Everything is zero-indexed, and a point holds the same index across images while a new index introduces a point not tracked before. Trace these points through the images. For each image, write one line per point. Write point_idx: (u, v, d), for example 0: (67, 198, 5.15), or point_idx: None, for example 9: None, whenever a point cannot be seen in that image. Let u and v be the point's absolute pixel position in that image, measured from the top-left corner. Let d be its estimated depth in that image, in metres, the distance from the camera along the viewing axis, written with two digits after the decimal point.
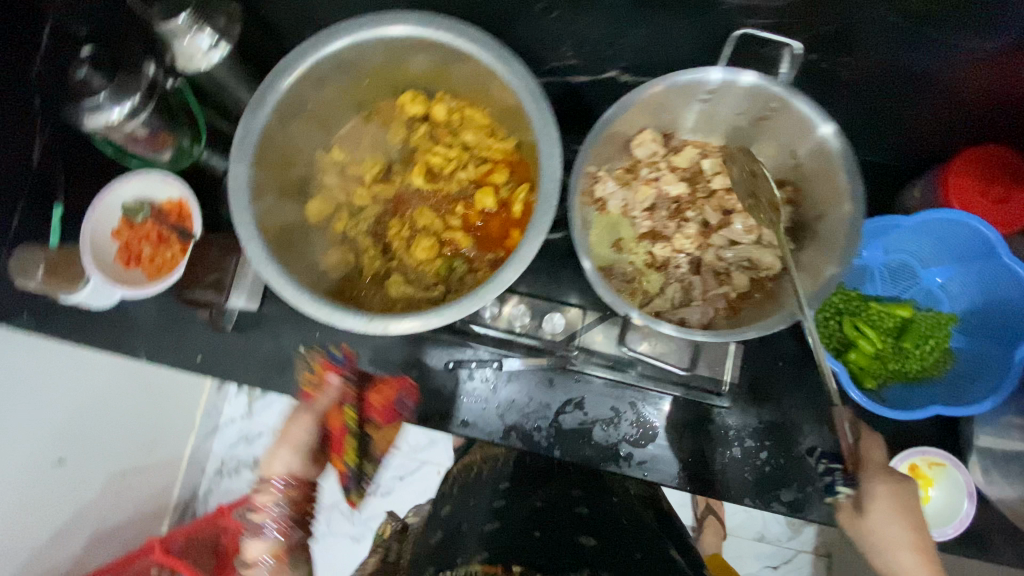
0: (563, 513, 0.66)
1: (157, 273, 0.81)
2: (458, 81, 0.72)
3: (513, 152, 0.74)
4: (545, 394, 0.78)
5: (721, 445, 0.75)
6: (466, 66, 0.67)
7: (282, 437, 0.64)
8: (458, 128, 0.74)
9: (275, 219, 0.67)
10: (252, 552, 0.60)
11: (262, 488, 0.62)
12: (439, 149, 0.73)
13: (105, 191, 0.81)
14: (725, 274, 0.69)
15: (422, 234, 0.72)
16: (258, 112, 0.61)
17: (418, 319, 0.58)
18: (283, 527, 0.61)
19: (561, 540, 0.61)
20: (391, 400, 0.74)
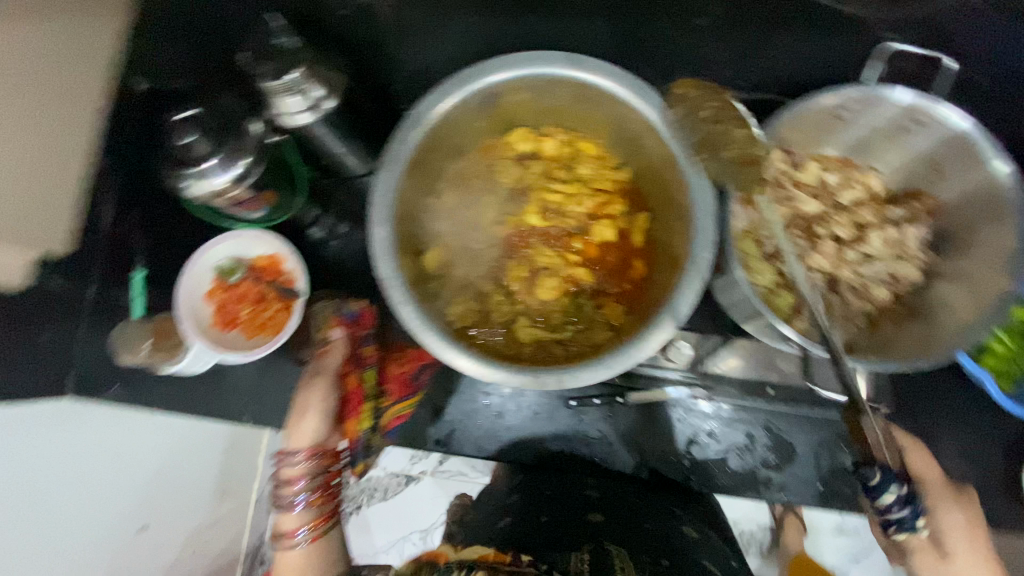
0: (566, 523, 0.79)
1: (258, 333, 0.78)
2: (572, 114, 0.70)
3: (628, 181, 0.72)
4: (674, 424, 0.77)
5: (858, 459, 0.74)
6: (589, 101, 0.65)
7: (308, 403, 0.68)
8: (569, 161, 0.72)
9: (407, 272, 0.64)
10: (288, 525, 0.67)
11: (289, 456, 0.67)
12: (554, 185, 0.71)
13: (198, 253, 0.77)
14: (863, 290, 0.68)
15: (545, 274, 0.70)
16: (393, 167, 0.59)
17: (588, 371, 0.56)
18: (314, 495, 0.67)
19: (561, 547, 0.76)
20: (409, 372, 0.78)
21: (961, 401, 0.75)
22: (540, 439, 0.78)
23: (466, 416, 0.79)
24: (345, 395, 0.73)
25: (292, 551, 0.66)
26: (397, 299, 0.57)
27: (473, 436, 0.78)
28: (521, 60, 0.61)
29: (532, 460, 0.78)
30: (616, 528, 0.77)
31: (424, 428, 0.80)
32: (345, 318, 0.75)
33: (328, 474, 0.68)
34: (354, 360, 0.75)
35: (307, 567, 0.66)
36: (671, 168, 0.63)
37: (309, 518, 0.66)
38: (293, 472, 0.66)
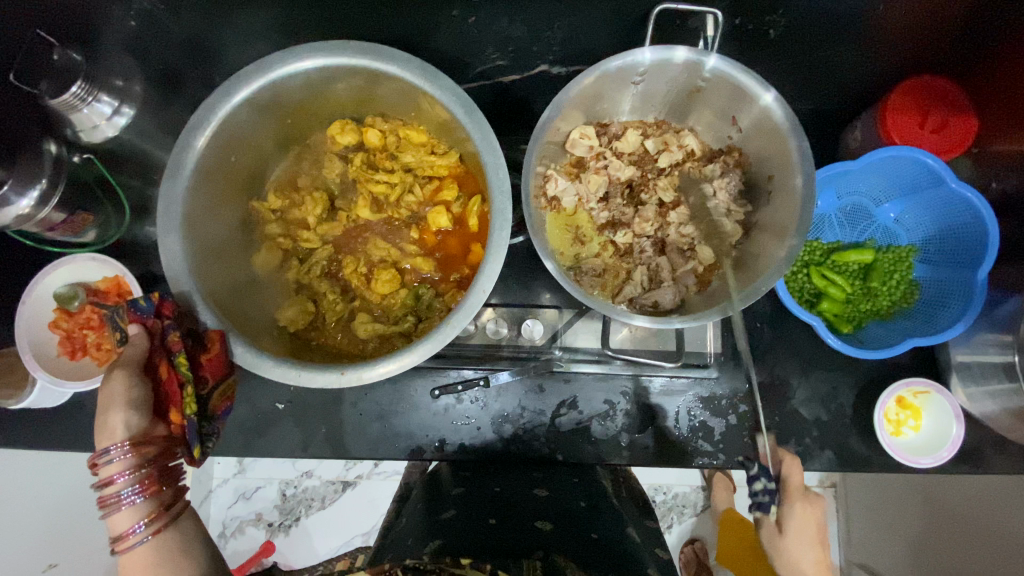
0: (519, 495, 0.74)
1: (109, 358, 0.76)
2: (387, 102, 0.69)
3: (456, 165, 0.71)
4: (537, 400, 0.77)
5: (717, 414, 0.76)
6: (391, 88, 0.64)
7: (106, 401, 0.51)
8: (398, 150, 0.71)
9: (223, 280, 0.63)
10: (119, 527, 0.50)
11: (100, 459, 0.50)
12: (380, 176, 0.70)
13: (34, 282, 0.75)
14: (690, 249, 0.69)
15: (380, 267, 0.70)
16: (178, 175, 0.58)
17: (393, 361, 0.57)
18: (145, 488, 0.50)
19: (519, 529, 0.70)
20: (222, 352, 0.57)
21: (812, 347, 0.77)
22: (407, 430, 0.78)
23: (332, 416, 0.78)
24: (158, 394, 0.55)
25: (133, 554, 0.50)
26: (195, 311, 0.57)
27: (340, 435, 0.78)
28: (304, 53, 0.60)
29: (401, 453, 0.78)
30: (569, 547, 0.67)
31: (293, 434, 0.79)
32: (136, 309, 0.56)
33: (160, 452, 0.52)
34: (157, 347, 0.55)
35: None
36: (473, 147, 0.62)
37: (145, 511, 0.51)
38: (113, 468, 0.50)
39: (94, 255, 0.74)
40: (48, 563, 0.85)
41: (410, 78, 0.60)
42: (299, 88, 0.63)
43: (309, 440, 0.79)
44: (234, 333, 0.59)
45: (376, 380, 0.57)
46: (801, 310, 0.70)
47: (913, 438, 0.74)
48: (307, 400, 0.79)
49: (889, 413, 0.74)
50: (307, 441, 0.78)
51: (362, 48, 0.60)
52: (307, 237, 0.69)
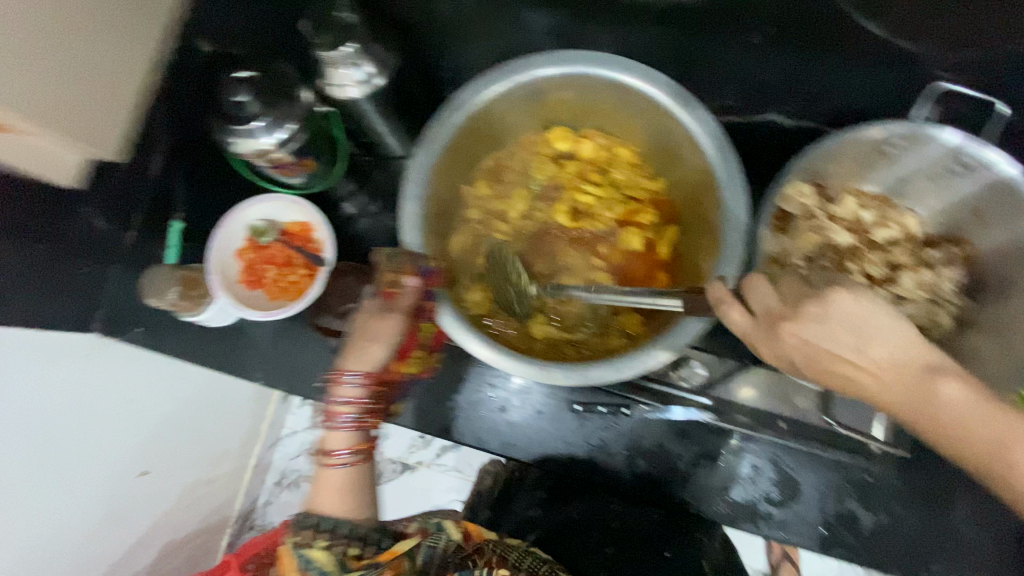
0: (596, 513, 0.79)
1: (281, 295, 0.80)
2: (614, 119, 0.70)
3: (663, 193, 0.71)
4: (679, 444, 0.75)
5: (866, 508, 0.72)
6: (632, 109, 0.65)
7: (376, 331, 0.59)
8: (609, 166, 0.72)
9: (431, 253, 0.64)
10: (331, 440, 0.59)
11: (344, 378, 0.58)
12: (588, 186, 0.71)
13: (235, 210, 0.80)
14: None
15: (567, 274, 0.70)
16: (432, 148, 0.60)
17: (610, 367, 0.56)
18: (363, 422, 0.59)
19: (590, 545, 0.78)
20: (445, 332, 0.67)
21: None
22: (539, 439, 0.77)
23: (470, 405, 0.79)
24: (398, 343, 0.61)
25: (330, 469, 0.59)
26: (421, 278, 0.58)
27: (473, 427, 0.78)
28: (569, 58, 0.61)
29: (528, 460, 0.77)
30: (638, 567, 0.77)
31: (428, 412, 0.80)
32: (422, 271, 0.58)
33: (383, 400, 0.60)
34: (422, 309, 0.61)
35: (342, 494, 0.59)
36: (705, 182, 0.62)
37: (353, 441, 0.59)
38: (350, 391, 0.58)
39: (298, 199, 0.80)
40: (143, 469, 0.89)
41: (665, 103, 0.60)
42: (548, 91, 0.64)
43: (442, 421, 0.79)
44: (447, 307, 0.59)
45: (594, 380, 0.56)
46: None
47: None
48: (449, 382, 0.79)
49: None
50: (440, 423, 0.78)
51: (623, 64, 0.60)
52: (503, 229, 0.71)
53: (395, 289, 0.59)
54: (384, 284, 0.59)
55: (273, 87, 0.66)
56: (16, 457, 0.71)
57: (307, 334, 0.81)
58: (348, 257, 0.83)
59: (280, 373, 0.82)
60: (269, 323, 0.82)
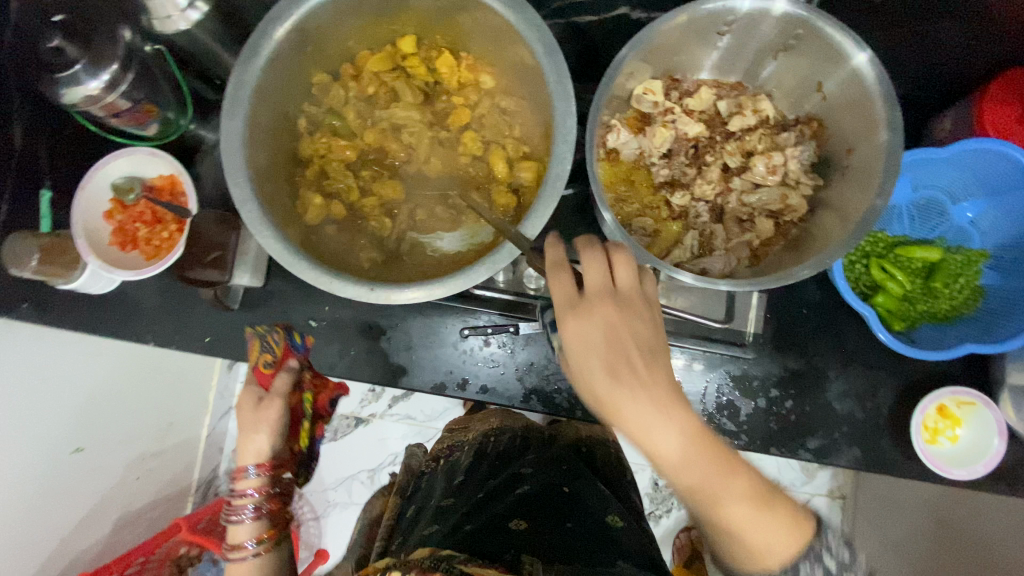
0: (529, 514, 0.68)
1: (157, 253, 0.78)
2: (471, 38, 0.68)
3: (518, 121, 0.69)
4: (563, 356, 0.77)
5: (747, 397, 0.74)
6: (478, 19, 0.63)
7: (262, 419, 0.66)
8: (473, 94, 0.70)
9: (268, 158, 0.62)
10: (240, 536, 0.64)
11: (241, 471, 0.65)
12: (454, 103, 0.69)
13: (94, 169, 0.77)
14: (748, 221, 0.66)
15: (411, 206, 0.69)
16: (252, 63, 0.58)
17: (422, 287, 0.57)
18: (266, 505, 0.65)
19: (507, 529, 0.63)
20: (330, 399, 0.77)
21: (858, 342, 0.74)
22: (433, 367, 0.80)
23: (364, 338, 0.80)
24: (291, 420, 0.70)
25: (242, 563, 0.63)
26: (240, 194, 0.57)
27: (368, 361, 0.80)
28: None
29: (425, 387, 0.80)
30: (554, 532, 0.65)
31: (323, 352, 0.81)
32: (294, 344, 0.71)
33: (284, 482, 0.67)
34: (297, 385, 0.70)
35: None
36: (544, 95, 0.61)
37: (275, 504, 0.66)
38: (249, 481, 0.65)
39: (156, 149, 0.76)
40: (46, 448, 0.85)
41: (500, 8, 0.59)
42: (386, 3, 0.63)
43: (336, 360, 0.80)
44: (273, 218, 0.59)
45: (405, 303, 0.57)
46: (858, 302, 0.67)
47: (949, 449, 0.72)
48: (342, 319, 0.81)
49: (928, 418, 0.72)
50: (334, 361, 0.80)
51: None
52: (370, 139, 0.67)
53: (269, 368, 0.68)
54: (259, 362, 0.67)
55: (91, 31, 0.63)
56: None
57: (191, 289, 0.81)
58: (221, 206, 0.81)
59: (171, 334, 0.81)
60: (150, 283, 0.81)
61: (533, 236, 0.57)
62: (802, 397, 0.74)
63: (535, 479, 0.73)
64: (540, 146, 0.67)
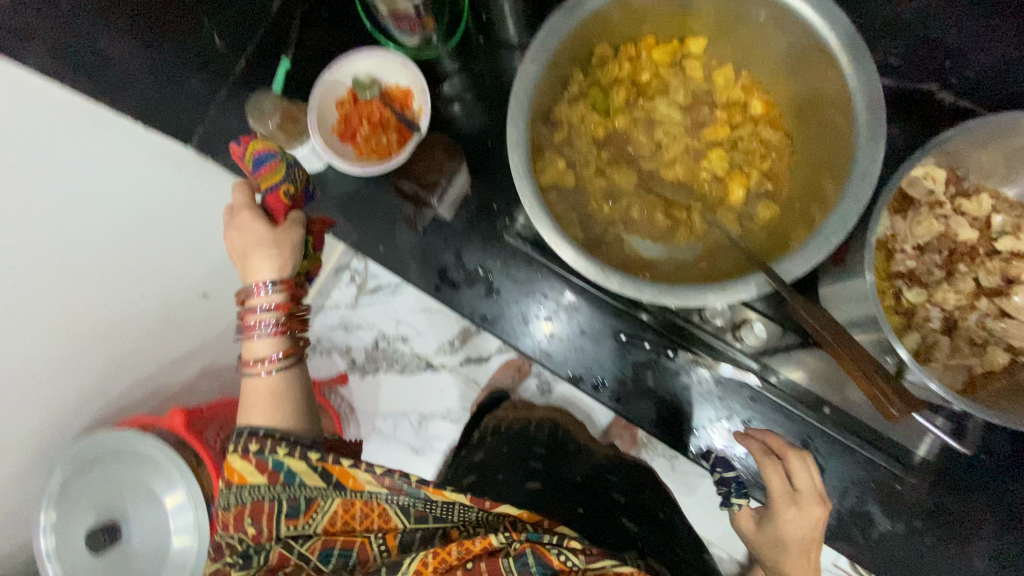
0: (615, 522, 0.83)
1: (369, 154, 0.81)
2: (766, 57, 0.64)
3: (775, 156, 0.66)
4: (712, 400, 0.75)
5: (884, 513, 0.71)
6: (793, 46, 0.59)
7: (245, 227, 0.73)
8: (739, 113, 0.67)
9: (538, 111, 0.62)
10: (254, 354, 0.75)
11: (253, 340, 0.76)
12: (718, 116, 0.67)
13: (346, 58, 0.80)
14: (981, 346, 0.62)
15: (636, 199, 0.68)
16: (566, 21, 0.59)
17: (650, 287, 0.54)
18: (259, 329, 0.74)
19: (610, 518, 0.84)
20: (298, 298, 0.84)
21: None
22: (576, 358, 0.79)
23: (522, 304, 0.81)
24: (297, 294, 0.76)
25: (254, 381, 0.75)
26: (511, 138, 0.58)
27: (518, 328, 0.81)
28: None
29: (560, 373, 0.80)
30: (653, 544, 0.82)
31: (479, 302, 0.82)
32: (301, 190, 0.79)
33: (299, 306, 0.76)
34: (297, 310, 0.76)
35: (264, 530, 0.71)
36: (836, 146, 0.57)
37: (259, 506, 0.70)
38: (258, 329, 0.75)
39: (408, 60, 0.79)
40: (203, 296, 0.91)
41: (832, 43, 0.55)
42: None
43: (488, 313, 0.82)
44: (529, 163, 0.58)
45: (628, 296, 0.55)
46: None
47: None
48: (508, 279, 0.81)
49: None
50: (488, 314, 0.82)
51: None
52: (627, 126, 0.68)
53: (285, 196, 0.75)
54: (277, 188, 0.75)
55: None
56: (85, 232, 0.76)
57: (384, 199, 0.83)
58: (438, 131, 0.83)
59: (349, 231, 0.84)
60: (350, 178, 0.84)
61: (789, 279, 0.52)
62: (942, 540, 0.70)
63: (633, 507, 0.87)
64: (791, 190, 0.64)
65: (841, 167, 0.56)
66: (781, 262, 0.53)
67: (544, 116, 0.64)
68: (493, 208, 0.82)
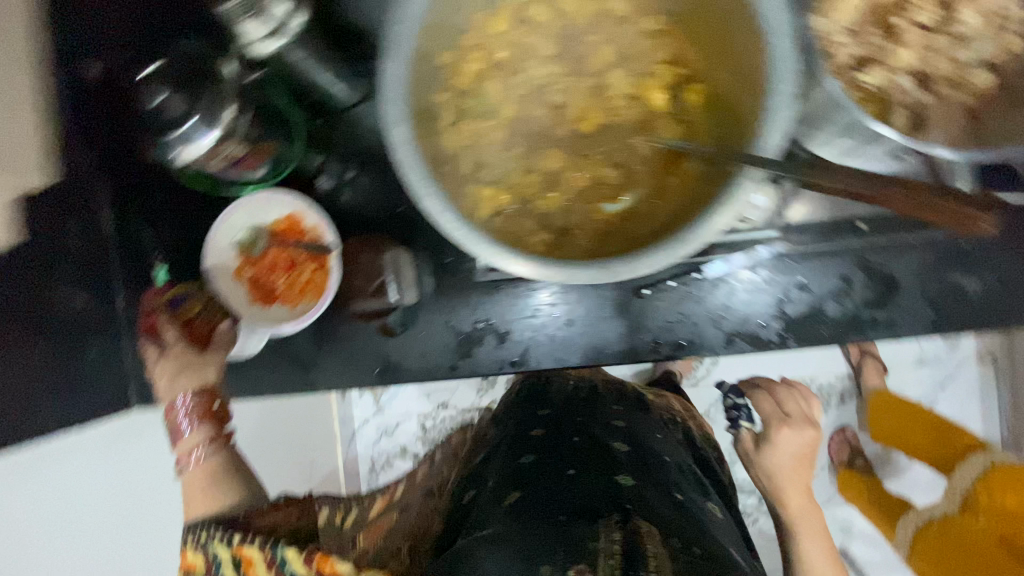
0: (544, 487, 0.54)
1: (303, 298, 0.72)
2: None
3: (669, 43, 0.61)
4: (761, 288, 0.70)
5: (968, 274, 0.68)
6: None
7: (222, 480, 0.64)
8: (610, 25, 0.61)
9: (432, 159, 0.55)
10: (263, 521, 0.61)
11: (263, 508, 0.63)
12: (594, 40, 0.61)
13: (214, 228, 0.71)
14: (961, 81, 0.58)
15: (574, 170, 0.62)
16: (397, 55, 0.50)
17: (655, 253, 0.50)
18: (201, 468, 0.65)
19: (544, 477, 0.55)
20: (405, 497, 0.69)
21: None
22: (615, 336, 0.74)
23: (536, 326, 0.75)
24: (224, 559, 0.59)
25: (188, 472, 0.65)
26: (431, 205, 0.50)
27: (547, 348, 0.75)
28: None
29: (613, 360, 0.75)
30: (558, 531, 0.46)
31: (499, 351, 0.76)
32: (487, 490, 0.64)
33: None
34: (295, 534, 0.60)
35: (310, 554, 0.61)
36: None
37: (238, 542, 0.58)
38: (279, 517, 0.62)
39: (278, 191, 0.71)
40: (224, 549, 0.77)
41: None
42: None
43: (514, 356, 0.76)
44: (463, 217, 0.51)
45: (643, 274, 0.50)
46: None
47: None
48: (509, 313, 0.75)
49: None
50: (514, 357, 0.75)
51: None
52: (518, 107, 0.60)
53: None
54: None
55: (191, 83, 0.57)
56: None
57: (345, 324, 0.75)
58: (349, 230, 0.75)
59: (333, 376, 0.76)
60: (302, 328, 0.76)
61: (774, 156, 0.47)
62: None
63: (595, 475, 0.54)
64: (705, 64, 0.59)
65: (742, 10, 0.50)
66: (753, 144, 0.48)
67: (439, 157, 0.57)
68: (448, 261, 0.75)
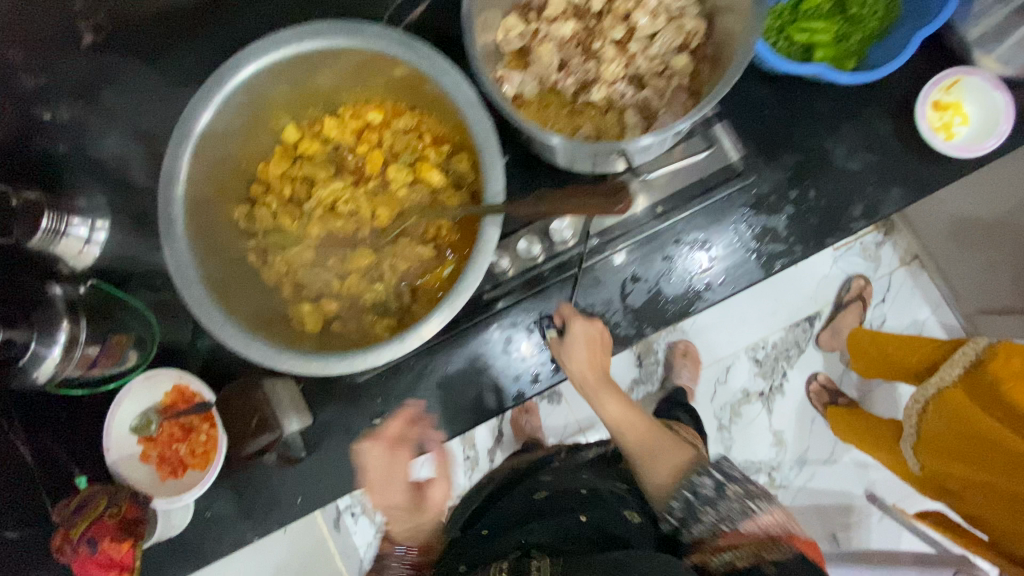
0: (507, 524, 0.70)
1: (207, 457, 0.76)
2: (335, 88, 0.67)
3: (426, 130, 0.70)
4: (601, 294, 0.76)
5: (773, 213, 0.73)
6: (334, 66, 0.63)
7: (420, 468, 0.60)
8: (372, 134, 0.70)
9: (245, 302, 0.62)
10: None
11: None
12: (363, 150, 0.69)
13: (107, 425, 0.75)
14: (666, 71, 0.67)
15: (385, 261, 0.68)
16: (173, 233, 0.57)
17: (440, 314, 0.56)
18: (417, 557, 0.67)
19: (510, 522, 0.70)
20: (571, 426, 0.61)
21: (829, 106, 0.73)
22: (499, 386, 0.78)
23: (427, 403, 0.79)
24: None
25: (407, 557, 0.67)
26: (240, 344, 0.56)
27: (445, 418, 0.79)
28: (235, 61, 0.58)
29: (507, 406, 0.79)
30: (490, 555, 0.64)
31: None
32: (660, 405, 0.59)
33: None
34: None
35: None
36: (431, 89, 0.60)
37: None
38: None
39: (150, 371, 0.75)
40: None
41: (342, 41, 0.58)
42: (252, 104, 0.62)
43: None
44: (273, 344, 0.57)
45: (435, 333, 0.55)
46: (801, 68, 0.66)
47: (969, 131, 0.71)
48: (399, 400, 0.79)
49: (939, 99, 0.71)
50: None
51: (286, 34, 0.57)
52: (316, 227, 0.67)
53: None
54: None
55: (26, 309, 0.66)
56: None
57: (256, 468, 0.79)
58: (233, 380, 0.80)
59: (265, 519, 0.79)
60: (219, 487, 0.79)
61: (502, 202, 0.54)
62: (818, 182, 0.73)
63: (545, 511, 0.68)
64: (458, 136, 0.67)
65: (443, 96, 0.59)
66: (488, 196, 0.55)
67: (255, 296, 0.64)
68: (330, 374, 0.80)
